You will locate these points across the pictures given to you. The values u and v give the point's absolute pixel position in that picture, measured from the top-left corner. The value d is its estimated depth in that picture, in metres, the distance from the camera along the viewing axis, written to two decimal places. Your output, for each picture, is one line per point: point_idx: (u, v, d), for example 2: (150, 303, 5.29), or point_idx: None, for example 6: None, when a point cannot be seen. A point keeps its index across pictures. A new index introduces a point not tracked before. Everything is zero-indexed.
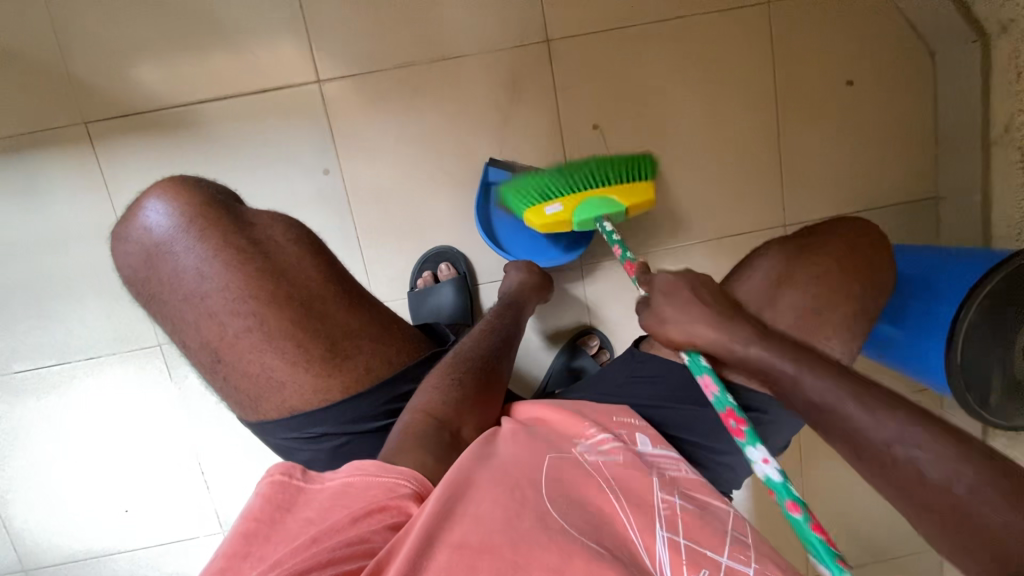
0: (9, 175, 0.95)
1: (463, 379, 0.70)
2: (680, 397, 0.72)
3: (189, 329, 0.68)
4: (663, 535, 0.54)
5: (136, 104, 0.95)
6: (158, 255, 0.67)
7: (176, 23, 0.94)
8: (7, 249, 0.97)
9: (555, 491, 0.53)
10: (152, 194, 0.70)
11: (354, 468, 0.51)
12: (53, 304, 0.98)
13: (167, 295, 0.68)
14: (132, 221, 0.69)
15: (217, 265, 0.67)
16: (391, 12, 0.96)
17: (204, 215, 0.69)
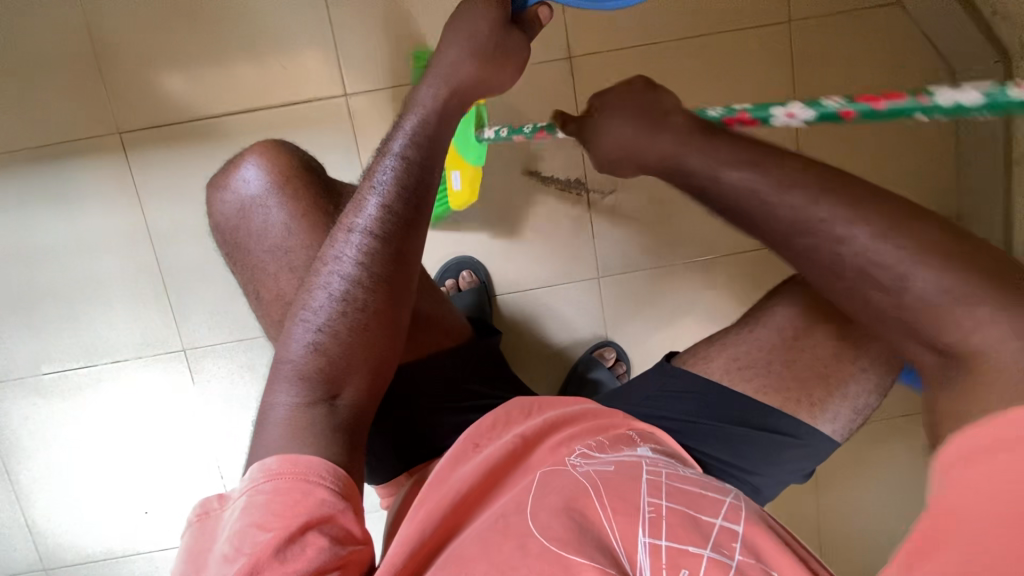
0: (44, 182, 0.98)
1: (348, 321, 0.58)
2: (712, 410, 0.72)
3: (266, 279, 0.72)
4: (644, 539, 0.51)
5: (167, 115, 0.98)
6: (252, 210, 0.73)
7: (208, 37, 0.97)
8: (38, 253, 0.99)
9: (540, 509, 0.54)
10: (252, 154, 0.75)
11: (258, 474, 0.51)
12: (81, 307, 1.01)
13: (253, 247, 0.73)
14: (233, 177, 0.74)
15: (303, 224, 0.72)
16: (416, 28, 0.98)
17: (296, 179, 0.73)
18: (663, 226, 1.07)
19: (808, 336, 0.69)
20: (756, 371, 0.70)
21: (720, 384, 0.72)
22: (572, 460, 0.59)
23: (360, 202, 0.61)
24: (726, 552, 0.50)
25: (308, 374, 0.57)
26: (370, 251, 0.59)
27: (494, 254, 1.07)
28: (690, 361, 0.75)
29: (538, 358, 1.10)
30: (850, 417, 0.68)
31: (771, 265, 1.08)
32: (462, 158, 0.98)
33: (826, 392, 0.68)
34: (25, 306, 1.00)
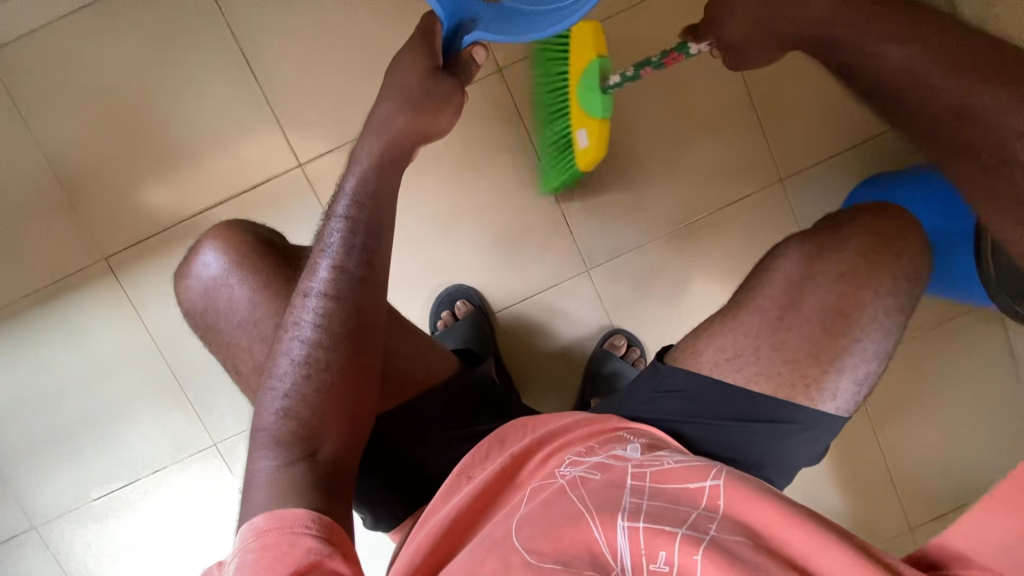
0: (47, 322, 1.03)
1: (316, 381, 0.64)
2: (711, 407, 0.71)
3: (242, 353, 0.75)
4: (624, 525, 0.55)
5: (144, 229, 1.03)
6: (215, 288, 0.76)
7: (163, 148, 1.03)
8: (59, 390, 1.04)
9: (528, 518, 0.57)
10: (209, 236, 0.78)
11: (248, 533, 0.55)
12: (112, 430, 1.05)
13: (224, 322, 0.76)
14: (194, 261, 0.78)
15: (263, 295, 0.74)
16: (350, 85, 1.03)
17: (253, 251, 0.76)
18: (634, 204, 1.07)
19: (793, 313, 0.69)
20: (745, 360, 0.70)
21: (713, 381, 0.71)
22: (565, 469, 0.62)
23: (313, 268, 0.67)
24: (700, 528, 0.54)
25: (284, 437, 0.61)
26: (326, 312, 0.65)
27: (480, 277, 1.08)
28: (680, 357, 0.74)
29: (550, 367, 1.10)
30: (852, 389, 0.69)
31: (752, 212, 1.08)
32: (587, 112, 0.89)
33: (821, 371, 0.68)
34: (61, 442, 1.05)
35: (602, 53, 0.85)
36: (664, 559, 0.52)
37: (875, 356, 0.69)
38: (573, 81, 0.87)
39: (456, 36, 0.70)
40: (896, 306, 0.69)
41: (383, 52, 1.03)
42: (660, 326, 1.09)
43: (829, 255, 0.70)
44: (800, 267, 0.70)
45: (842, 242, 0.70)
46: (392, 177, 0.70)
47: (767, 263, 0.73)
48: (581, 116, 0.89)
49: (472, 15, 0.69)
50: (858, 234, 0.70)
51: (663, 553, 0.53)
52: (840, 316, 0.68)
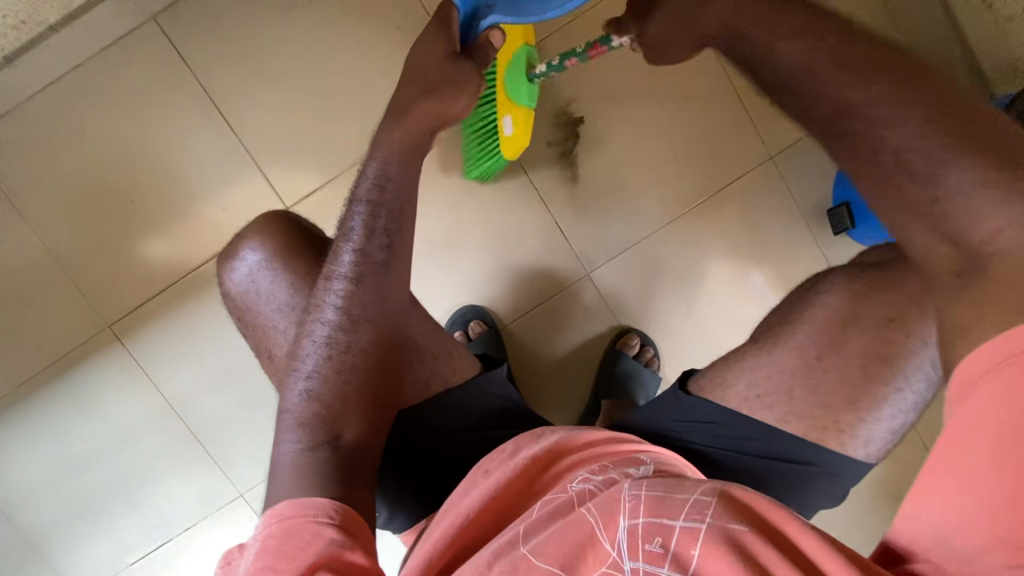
0: (61, 396, 1.04)
1: (336, 366, 0.66)
2: (744, 444, 0.74)
3: (274, 336, 0.75)
4: (624, 526, 0.53)
5: (142, 292, 1.03)
6: (259, 273, 0.75)
7: (150, 209, 1.03)
8: (83, 460, 1.05)
9: (536, 527, 0.55)
10: (256, 224, 0.78)
11: (269, 519, 0.56)
12: (139, 493, 1.06)
13: (259, 309, 0.76)
14: (237, 248, 0.77)
15: (301, 284, 0.74)
16: (330, 121, 1.04)
17: (297, 242, 0.76)
18: (628, 201, 1.06)
19: (832, 356, 0.69)
20: (776, 398, 0.72)
21: (748, 419, 0.73)
22: (574, 481, 0.61)
23: (337, 253, 0.69)
24: (698, 515, 0.51)
25: (308, 420, 0.64)
26: (350, 297, 0.67)
27: (481, 293, 1.07)
28: (707, 387, 0.77)
29: (564, 374, 1.09)
30: (886, 438, 0.70)
31: (748, 192, 1.07)
32: (512, 100, 0.88)
33: (856, 418, 0.69)
34: (91, 512, 1.06)
35: (524, 40, 0.85)
36: (660, 546, 0.51)
37: (913, 408, 0.69)
38: (501, 64, 0.84)
39: (472, 24, 0.71)
40: (944, 359, 0.66)
41: (356, 87, 1.03)
42: (669, 321, 1.08)
43: (876, 297, 0.67)
44: (842, 303, 0.69)
45: (893, 285, 0.66)
46: (405, 171, 0.70)
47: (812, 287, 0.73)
48: (507, 103, 0.88)
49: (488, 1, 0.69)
50: (911, 282, 0.65)
51: (660, 541, 0.51)
52: (872, 335, 0.67)
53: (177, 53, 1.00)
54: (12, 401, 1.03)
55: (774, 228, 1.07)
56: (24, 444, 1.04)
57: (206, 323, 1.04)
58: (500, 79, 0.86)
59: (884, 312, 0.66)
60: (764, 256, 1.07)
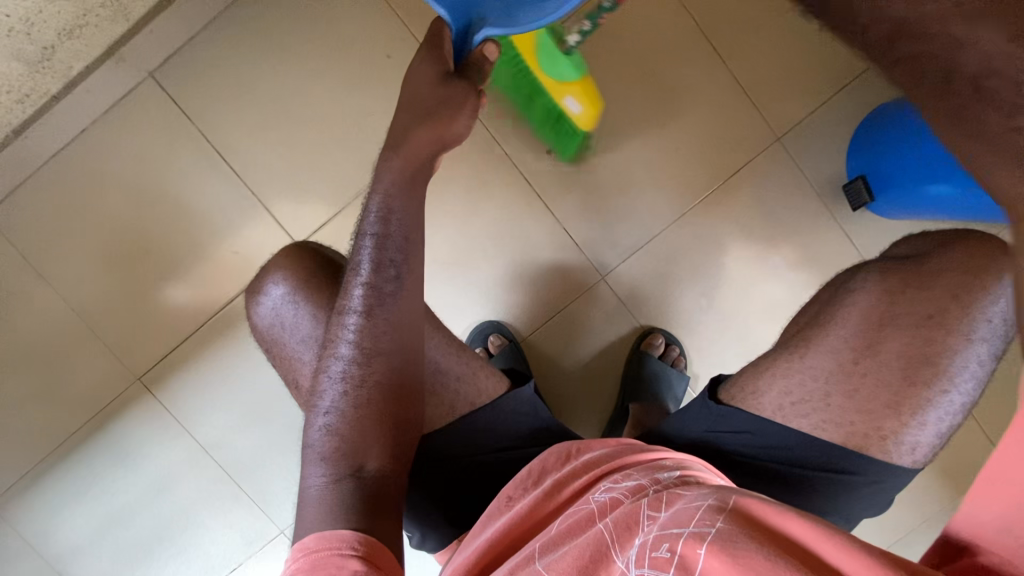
0: (101, 451, 1.06)
1: (354, 401, 0.66)
2: (782, 453, 0.73)
3: (302, 367, 0.75)
4: (636, 542, 0.50)
5: (167, 341, 1.05)
6: (283, 307, 0.75)
7: (166, 260, 1.05)
8: (127, 511, 1.07)
9: (552, 545, 0.55)
10: (276, 259, 0.78)
11: (296, 553, 0.57)
12: (184, 538, 1.08)
13: (285, 342, 0.76)
14: (262, 282, 0.77)
15: (323, 313, 0.74)
16: (329, 155, 1.04)
17: (316, 275, 0.76)
18: (635, 200, 1.04)
19: (870, 358, 0.67)
20: (813, 405, 0.70)
21: (787, 428, 0.72)
22: (598, 493, 0.60)
23: (348, 287, 0.68)
24: (707, 522, 0.48)
25: (331, 453, 0.64)
26: (365, 331, 0.67)
27: (498, 308, 1.06)
28: (738, 396, 0.74)
29: (589, 380, 1.07)
30: (933, 444, 0.67)
31: (759, 177, 1.04)
32: (562, 82, 0.86)
33: (900, 423, 0.67)
34: (139, 561, 1.08)
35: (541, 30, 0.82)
36: (668, 550, 0.47)
37: (960, 411, 0.66)
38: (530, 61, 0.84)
39: (466, 38, 0.70)
40: (990, 354, 0.65)
41: (352, 118, 1.04)
42: (692, 319, 1.06)
43: (912, 295, 0.66)
44: (875, 301, 0.67)
45: (929, 282, 0.65)
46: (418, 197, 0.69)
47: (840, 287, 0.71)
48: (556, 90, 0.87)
49: (479, 13, 0.69)
50: (948, 273, 0.65)
51: (666, 542, 0.48)
52: (910, 335, 0.66)
53: (177, 107, 1.02)
54: (55, 461, 1.06)
55: (788, 208, 1.04)
56: (69, 502, 1.06)
57: (232, 367, 1.06)
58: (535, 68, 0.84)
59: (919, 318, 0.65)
60: (781, 238, 1.04)
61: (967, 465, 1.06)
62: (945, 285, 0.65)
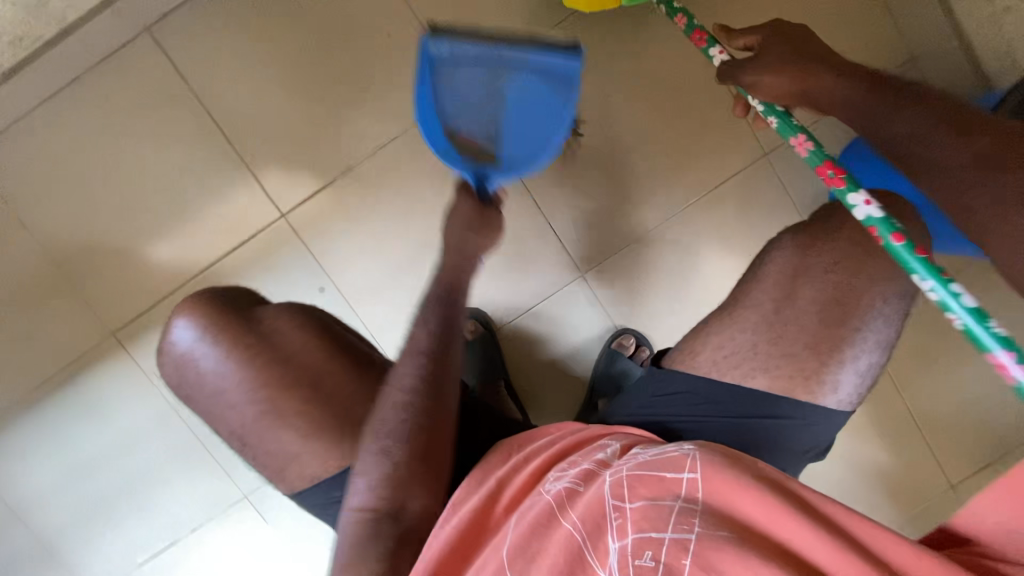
0: (70, 403, 1.06)
1: (390, 426, 0.66)
2: (711, 407, 0.74)
3: (217, 418, 0.77)
4: (614, 545, 0.54)
5: (144, 300, 1.05)
6: (187, 363, 0.77)
7: (150, 218, 1.04)
8: (93, 464, 1.07)
9: (524, 551, 0.57)
10: (179, 314, 0.78)
11: None
12: (147, 495, 1.09)
13: (201, 392, 0.77)
14: (169, 337, 0.78)
15: (233, 364, 0.76)
16: (321, 125, 1.04)
17: (220, 324, 0.77)
18: (621, 200, 1.06)
19: (790, 307, 0.71)
20: (742, 357, 0.72)
21: (715, 382, 0.73)
22: (547, 486, 0.62)
23: (413, 332, 0.71)
24: (685, 528, 0.54)
25: (388, 487, 0.65)
26: (431, 372, 0.69)
27: (475, 295, 1.07)
28: (677, 358, 0.76)
29: (558, 373, 1.09)
30: (855, 381, 0.70)
31: (744, 189, 1.06)
32: None
33: (821, 364, 0.70)
34: (101, 513, 1.09)
35: None
36: (651, 558, 0.52)
37: (877, 346, 0.70)
38: None
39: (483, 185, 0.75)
40: (898, 293, 0.69)
41: (347, 91, 1.04)
42: (665, 321, 1.08)
43: (823, 243, 0.71)
44: (794, 260, 0.71)
45: (838, 230, 0.70)
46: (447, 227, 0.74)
47: (761, 259, 0.75)
48: None
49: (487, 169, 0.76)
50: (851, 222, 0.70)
51: (648, 550, 0.53)
52: (836, 303, 0.69)
53: (172, 65, 1.01)
54: (24, 408, 1.06)
55: (768, 220, 1.06)
56: (32, 450, 1.07)
57: None
58: None
59: (831, 263, 0.70)
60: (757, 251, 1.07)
61: (915, 486, 1.09)
62: (853, 231, 0.70)
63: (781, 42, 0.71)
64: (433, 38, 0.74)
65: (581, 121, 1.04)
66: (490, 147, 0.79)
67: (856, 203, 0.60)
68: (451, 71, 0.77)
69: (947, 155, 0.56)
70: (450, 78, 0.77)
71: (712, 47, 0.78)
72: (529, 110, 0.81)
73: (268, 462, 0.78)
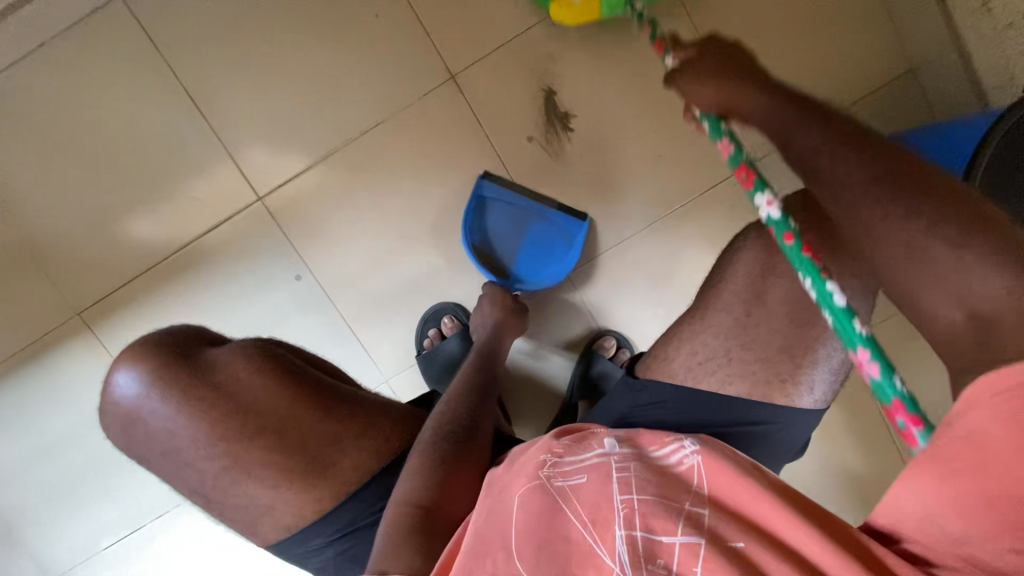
0: (32, 384, 1.03)
1: (428, 451, 0.71)
2: (694, 418, 0.72)
3: (176, 477, 0.75)
4: (621, 539, 0.52)
5: (111, 281, 1.01)
6: (136, 418, 0.74)
7: (119, 197, 1.00)
8: (56, 447, 1.04)
9: (526, 541, 0.54)
10: (121, 364, 0.76)
11: None
12: (112, 481, 1.06)
13: (154, 445, 0.75)
14: (111, 392, 0.75)
15: (187, 420, 0.73)
16: (301, 107, 1.00)
17: (164, 370, 0.74)
18: (608, 199, 1.03)
19: (761, 309, 0.70)
20: (717, 362, 0.71)
21: (691, 389, 0.72)
22: (546, 473, 0.59)
23: (455, 392, 0.81)
24: (697, 532, 0.52)
25: (425, 496, 0.66)
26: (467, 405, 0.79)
27: (457, 289, 1.05)
28: (650, 367, 0.75)
29: (538, 371, 1.08)
30: (829, 379, 0.70)
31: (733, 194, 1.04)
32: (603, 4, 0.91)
33: (796, 366, 0.69)
34: (63, 498, 1.06)
35: None
36: (663, 566, 0.50)
37: None
38: None
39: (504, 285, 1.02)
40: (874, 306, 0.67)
41: (330, 73, 1.00)
42: (647, 323, 1.06)
43: None
44: (758, 261, 0.71)
45: None
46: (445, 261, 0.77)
47: (727, 262, 0.74)
48: None
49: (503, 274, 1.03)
50: None
51: (662, 557, 0.51)
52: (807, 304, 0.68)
53: (145, 36, 0.96)
54: None
55: None
56: None
57: (176, 314, 1.03)
58: None
59: None
60: None
61: None
62: None
63: (722, 63, 0.61)
64: (487, 180, 1.01)
65: (571, 116, 1.02)
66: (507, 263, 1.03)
67: (760, 203, 0.61)
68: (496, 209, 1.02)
69: (875, 200, 0.51)
70: (492, 219, 1.02)
71: (668, 55, 0.70)
72: (540, 259, 1.03)
73: (236, 517, 0.75)
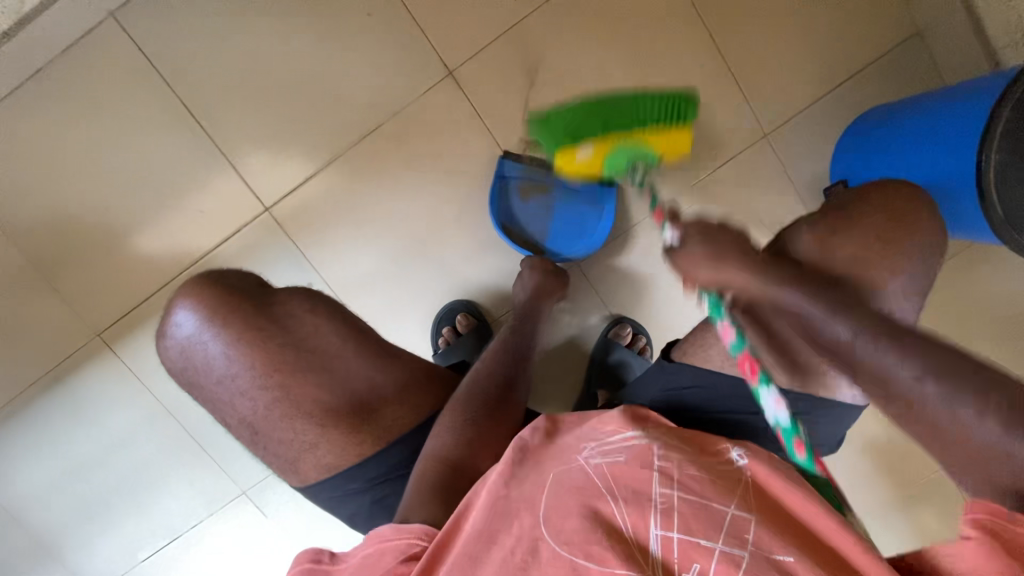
0: (60, 404, 1.04)
1: (461, 411, 0.72)
2: (731, 404, 0.73)
3: (225, 408, 0.74)
4: (657, 535, 0.54)
5: (128, 301, 1.02)
6: (191, 349, 0.73)
7: (130, 215, 1.01)
8: (88, 464, 1.06)
9: (556, 516, 0.55)
10: (178, 300, 0.74)
11: (375, 536, 0.58)
12: (146, 493, 1.08)
13: (203, 383, 0.74)
14: (168, 329, 0.74)
15: (240, 354, 0.72)
16: (302, 113, 1.00)
17: (222, 308, 0.73)
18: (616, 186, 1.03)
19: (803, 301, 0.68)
20: None
21: (729, 379, 0.72)
22: (585, 455, 0.60)
23: (487, 361, 0.81)
24: (736, 543, 0.53)
25: (454, 454, 0.67)
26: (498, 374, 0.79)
27: (469, 285, 1.05)
28: (689, 353, 0.74)
29: (555, 365, 1.08)
30: None
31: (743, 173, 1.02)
32: (608, 151, 0.79)
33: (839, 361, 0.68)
34: (99, 512, 1.08)
35: (658, 154, 0.79)
36: (697, 571, 0.52)
37: None
38: (637, 136, 0.77)
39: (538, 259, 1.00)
40: (909, 281, 0.66)
41: (329, 79, 0.99)
42: (664, 314, 1.06)
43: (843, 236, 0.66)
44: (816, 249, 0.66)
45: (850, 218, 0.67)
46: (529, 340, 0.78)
47: None
48: (605, 150, 0.79)
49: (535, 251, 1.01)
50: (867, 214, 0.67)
51: (697, 563, 0.53)
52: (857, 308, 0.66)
53: (142, 53, 0.96)
54: (14, 411, 1.04)
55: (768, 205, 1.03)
56: (26, 453, 1.05)
57: None
58: (614, 144, 0.78)
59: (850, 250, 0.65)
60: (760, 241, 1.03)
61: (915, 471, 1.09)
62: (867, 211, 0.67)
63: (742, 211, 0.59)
64: (507, 160, 0.99)
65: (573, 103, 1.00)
66: (537, 240, 1.02)
67: (783, 414, 0.57)
68: (521, 190, 1.00)
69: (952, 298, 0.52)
70: (519, 203, 1.01)
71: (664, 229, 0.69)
72: (573, 234, 1.02)
73: (280, 454, 0.75)
